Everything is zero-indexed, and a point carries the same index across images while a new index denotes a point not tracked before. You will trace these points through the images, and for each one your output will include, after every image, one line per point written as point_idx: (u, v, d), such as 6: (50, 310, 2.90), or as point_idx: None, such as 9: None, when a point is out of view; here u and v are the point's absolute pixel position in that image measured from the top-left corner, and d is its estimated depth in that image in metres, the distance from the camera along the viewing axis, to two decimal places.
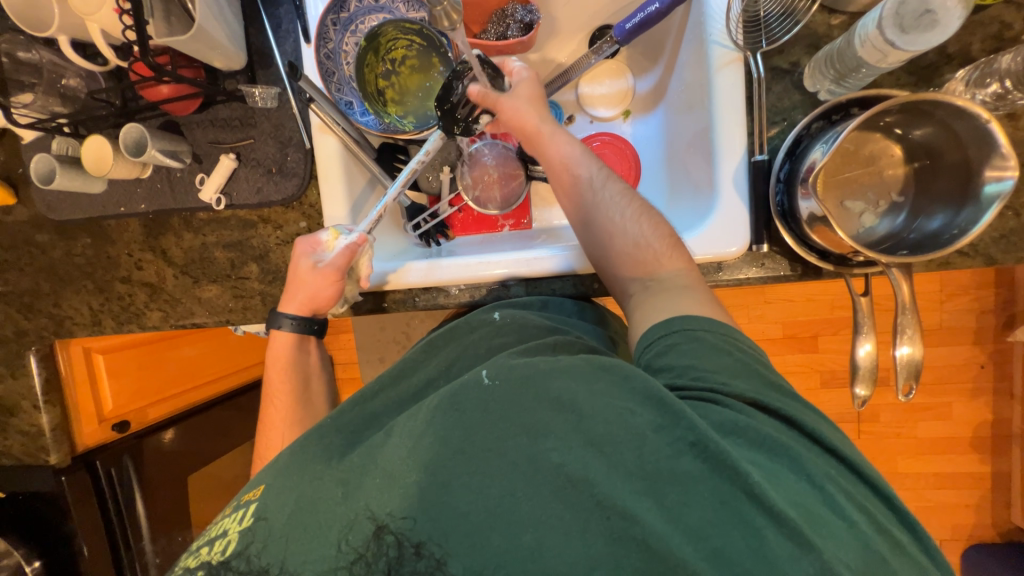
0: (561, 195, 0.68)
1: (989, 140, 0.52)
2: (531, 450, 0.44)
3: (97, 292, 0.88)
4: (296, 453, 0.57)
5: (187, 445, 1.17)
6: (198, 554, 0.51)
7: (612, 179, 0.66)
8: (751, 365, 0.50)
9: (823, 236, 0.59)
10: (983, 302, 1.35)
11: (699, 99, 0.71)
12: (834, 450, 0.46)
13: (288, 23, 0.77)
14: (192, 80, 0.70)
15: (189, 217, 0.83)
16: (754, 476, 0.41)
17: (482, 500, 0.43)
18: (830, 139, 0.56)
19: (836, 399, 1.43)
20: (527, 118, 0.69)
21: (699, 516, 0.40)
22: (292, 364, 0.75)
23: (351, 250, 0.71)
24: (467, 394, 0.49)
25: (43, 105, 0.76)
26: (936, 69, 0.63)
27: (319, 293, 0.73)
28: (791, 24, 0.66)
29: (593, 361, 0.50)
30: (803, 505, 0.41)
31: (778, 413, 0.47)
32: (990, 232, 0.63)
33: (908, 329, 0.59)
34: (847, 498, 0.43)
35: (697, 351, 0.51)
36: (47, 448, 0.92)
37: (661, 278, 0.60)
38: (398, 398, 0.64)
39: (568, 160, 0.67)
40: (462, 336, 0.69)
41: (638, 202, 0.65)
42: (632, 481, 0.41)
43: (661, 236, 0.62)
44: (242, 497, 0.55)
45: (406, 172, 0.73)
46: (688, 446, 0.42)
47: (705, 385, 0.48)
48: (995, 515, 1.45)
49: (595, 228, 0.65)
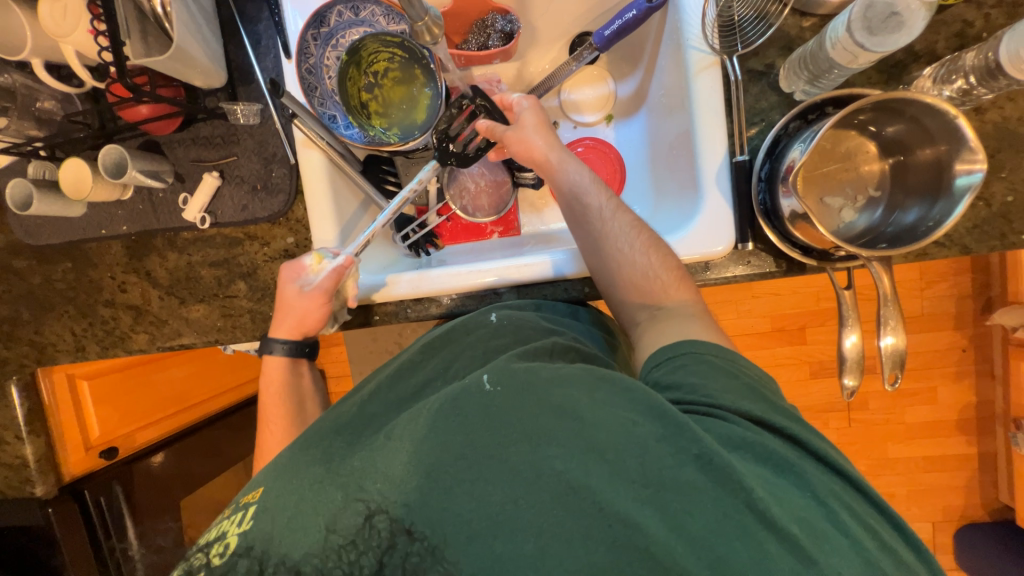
0: (569, 223, 0.69)
1: (957, 136, 0.54)
2: (531, 456, 0.44)
3: (80, 316, 0.86)
4: (294, 459, 0.55)
5: (178, 467, 1.15)
6: (195, 558, 0.50)
7: (620, 208, 0.67)
8: (756, 388, 0.51)
9: (805, 232, 0.61)
10: (961, 288, 1.38)
11: (679, 102, 0.73)
12: (838, 470, 0.46)
13: (267, 39, 0.77)
14: (171, 100, 0.70)
15: (173, 236, 0.82)
16: (756, 490, 0.41)
17: (483, 508, 0.42)
18: (808, 138, 0.58)
19: (825, 389, 1.46)
20: (537, 148, 0.71)
21: (699, 526, 0.40)
22: (285, 387, 0.74)
23: (338, 273, 0.70)
24: (467, 399, 0.49)
25: (17, 129, 0.74)
26: (904, 68, 0.65)
27: (307, 316, 0.72)
28: (764, 27, 0.68)
29: (593, 371, 0.50)
30: (805, 520, 0.41)
31: (784, 433, 0.47)
32: (964, 222, 0.65)
33: (890, 320, 0.60)
34: (850, 513, 0.43)
35: (705, 371, 0.52)
36: (33, 480, 0.90)
37: (669, 307, 0.62)
38: (396, 400, 0.63)
39: (577, 189, 0.68)
40: (460, 338, 0.68)
41: (648, 234, 0.65)
42: (634, 488, 0.42)
43: (669, 268, 0.63)
44: (241, 499, 0.54)
45: (398, 199, 0.74)
46: (692, 458, 0.42)
47: (711, 403, 0.48)
48: (983, 495, 1.48)
49: (605, 258, 0.65)
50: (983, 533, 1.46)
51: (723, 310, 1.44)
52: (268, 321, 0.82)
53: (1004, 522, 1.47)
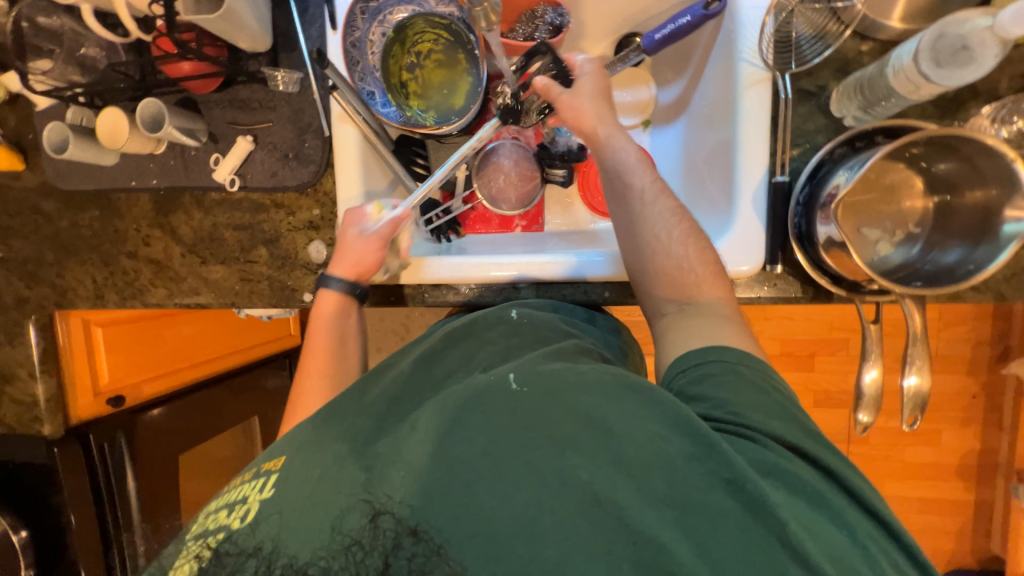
0: (609, 201, 0.68)
1: (1012, 181, 0.52)
2: (555, 464, 0.43)
3: (103, 265, 0.87)
4: (315, 432, 0.58)
5: (181, 423, 1.15)
6: (216, 517, 0.52)
7: (663, 194, 0.65)
8: (787, 409, 0.50)
9: (837, 260, 0.60)
10: (979, 333, 1.36)
11: (722, 114, 0.71)
12: (874, 512, 0.45)
13: (315, 7, 0.77)
14: (215, 60, 0.71)
15: (200, 196, 0.82)
16: (791, 524, 0.40)
17: (506, 508, 0.42)
18: (854, 166, 0.57)
19: (828, 419, 1.44)
20: (587, 118, 0.68)
21: (730, 555, 0.39)
22: (331, 323, 0.73)
23: (396, 223, 0.72)
24: (494, 397, 0.49)
25: (61, 73, 0.75)
26: (962, 104, 0.63)
27: (363, 259, 0.72)
28: (823, 47, 0.66)
29: (621, 379, 0.50)
30: (841, 560, 0.40)
31: (819, 464, 0.46)
32: (1003, 269, 0.64)
33: (916, 360, 0.59)
34: (885, 557, 0.42)
35: (737, 386, 0.51)
36: (41, 419, 0.92)
37: (699, 303, 0.60)
38: (419, 388, 0.63)
39: (621, 166, 0.66)
40: (481, 333, 0.67)
41: (688, 224, 0.64)
42: (660, 508, 0.41)
43: (704, 263, 0.62)
44: (263, 466, 0.55)
45: (444, 169, 0.74)
46: (722, 482, 0.42)
47: (741, 423, 0.48)
48: (975, 543, 1.47)
49: (641, 243, 0.64)
50: None
51: None
52: (286, 290, 0.82)
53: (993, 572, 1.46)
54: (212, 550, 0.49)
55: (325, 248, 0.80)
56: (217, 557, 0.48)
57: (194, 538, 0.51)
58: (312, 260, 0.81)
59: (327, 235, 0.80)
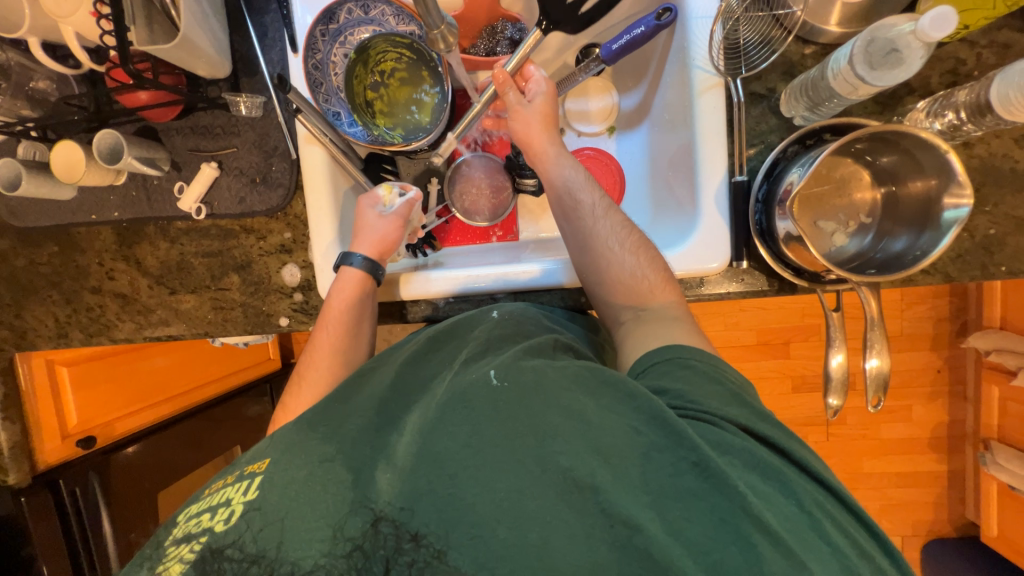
0: (558, 216, 0.71)
1: (947, 169, 0.56)
2: (536, 450, 0.45)
3: (64, 302, 0.84)
4: (301, 434, 0.54)
5: (156, 458, 1.10)
6: (200, 520, 0.50)
7: (612, 208, 0.69)
8: (740, 395, 0.52)
9: (797, 253, 0.62)
10: (939, 310, 1.43)
11: (681, 117, 0.73)
12: (820, 479, 0.47)
13: (274, 31, 0.77)
14: (172, 87, 0.68)
15: (165, 225, 0.80)
16: (752, 497, 0.41)
17: (489, 495, 0.43)
18: (805, 164, 0.60)
19: (807, 403, 1.49)
20: (533, 136, 0.72)
21: (696, 530, 0.41)
22: (351, 304, 0.71)
23: (411, 204, 0.75)
24: (476, 392, 0.50)
25: (10, 108, 0.72)
26: (898, 100, 0.68)
27: (386, 238, 0.73)
28: (769, 52, 0.70)
29: (597, 373, 0.51)
30: (793, 529, 0.42)
31: (769, 442, 0.48)
32: (948, 251, 0.68)
33: (875, 343, 0.62)
34: (832, 523, 0.43)
35: (689, 377, 0.52)
36: (6, 467, 0.87)
37: (654, 308, 0.63)
38: (403, 385, 0.61)
39: (570, 184, 0.70)
40: (463, 334, 0.68)
41: (638, 235, 0.67)
42: (635, 493, 0.43)
43: (657, 270, 0.65)
44: (247, 468, 0.53)
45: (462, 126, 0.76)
46: (690, 466, 0.43)
47: (699, 409, 0.49)
48: (950, 512, 1.54)
49: (594, 255, 0.67)
50: (949, 549, 1.51)
51: (711, 321, 1.47)
52: (261, 316, 0.81)
53: (969, 539, 1.53)
54: (195, 554, 0.47)
55: (299, 271, 0.80)
56: (213, 555, 0.47)
57: (178, 542, 0.49)
58: (286, 284, 0.80)
59: (301, 257, 0.79)
